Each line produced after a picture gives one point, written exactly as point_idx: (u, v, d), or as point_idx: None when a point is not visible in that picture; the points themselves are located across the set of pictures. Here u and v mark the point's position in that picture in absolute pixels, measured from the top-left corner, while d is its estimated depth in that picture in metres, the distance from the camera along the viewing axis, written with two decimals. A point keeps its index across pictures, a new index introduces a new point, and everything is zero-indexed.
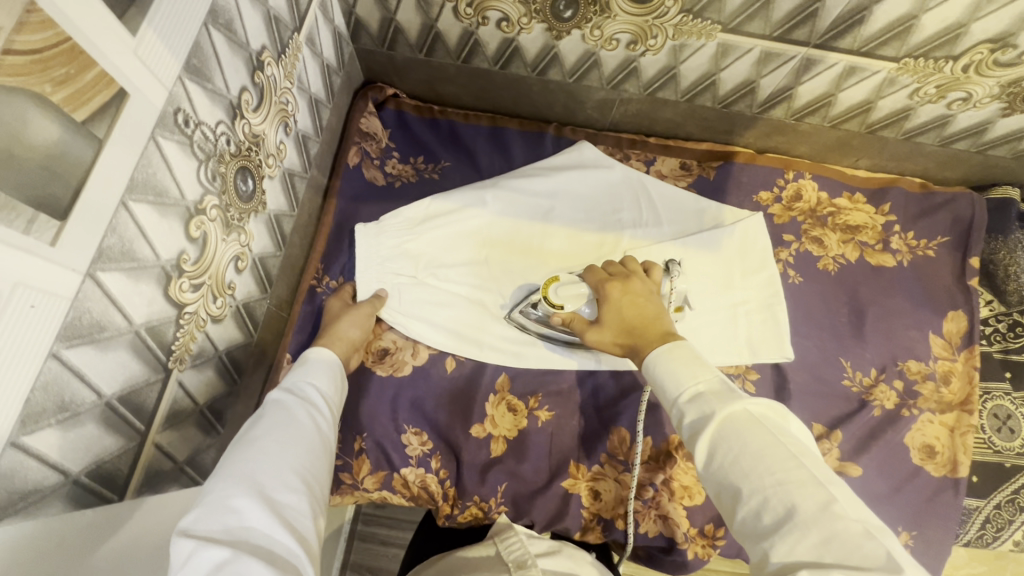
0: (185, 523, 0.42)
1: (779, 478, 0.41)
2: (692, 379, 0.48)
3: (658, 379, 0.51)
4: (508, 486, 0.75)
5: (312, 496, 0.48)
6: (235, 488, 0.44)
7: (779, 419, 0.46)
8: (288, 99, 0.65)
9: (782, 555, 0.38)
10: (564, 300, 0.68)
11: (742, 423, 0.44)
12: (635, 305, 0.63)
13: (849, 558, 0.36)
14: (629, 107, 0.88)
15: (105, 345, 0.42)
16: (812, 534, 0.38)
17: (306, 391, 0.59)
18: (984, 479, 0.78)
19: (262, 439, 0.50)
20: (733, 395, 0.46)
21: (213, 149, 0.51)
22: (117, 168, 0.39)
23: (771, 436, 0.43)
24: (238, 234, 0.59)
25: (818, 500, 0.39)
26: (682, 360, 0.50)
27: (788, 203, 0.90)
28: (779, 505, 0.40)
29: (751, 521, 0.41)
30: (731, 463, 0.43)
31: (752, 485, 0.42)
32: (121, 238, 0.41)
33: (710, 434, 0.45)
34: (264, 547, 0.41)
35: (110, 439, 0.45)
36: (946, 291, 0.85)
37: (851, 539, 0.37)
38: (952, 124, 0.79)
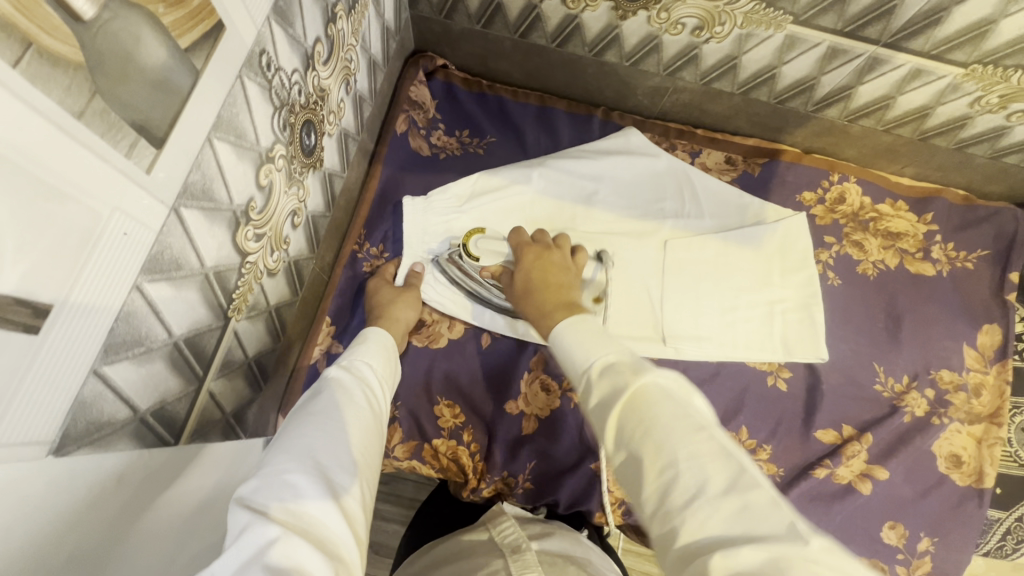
0: (241, 493, 0.40)
1: (689, 451, 0.37)
2: (602, 352, 0.47)
3: (566, 354, 0.50)
4: (536, 464, 0.75)
5: (364, 478, 0.47)
6: (292, 462, 0.43)
7: (686, 394, 0.42)
8: (352, 57, 0.64)
9: (689, 534, 0.34)
10: (483, 253, 0.76)
11: (653, 398, 0.41)
12: (545, 271, 0.68)
13: (757, 530, 0.33)
14: (681, 96, 0.87)
15: (179, 284, 0.41)
16: (724, 507, 0.34)
17: (364, 368, 0.59)
18: (1008, 491, 0.78)
19: (320, 414, 0.49)
20: (643, 368, 0.43)
21: (287, 98, 0.50)
22: (207, 101, 0.38)
23: (680, 407, 0.40)
24: (297, 188, 0.58)
25: (727, 474, 0.36)
26: (589, 336, 0.49)
27: (832, 205, 0.90)
28: (689, 482, 0.36)
29: (658, 501, 0.37)
30: (640, 436, 0.39)
31: (660, 458, 0.38)
32: (204, 176, 0.40)
33: (619, 410, 0.41)
34: (315, 529, 0.38)
35: (174, 381, 0.44)
36: (983, 305, 0.85)
37: (760, 510, 0.34)
38: (1008, 136, 0.79)
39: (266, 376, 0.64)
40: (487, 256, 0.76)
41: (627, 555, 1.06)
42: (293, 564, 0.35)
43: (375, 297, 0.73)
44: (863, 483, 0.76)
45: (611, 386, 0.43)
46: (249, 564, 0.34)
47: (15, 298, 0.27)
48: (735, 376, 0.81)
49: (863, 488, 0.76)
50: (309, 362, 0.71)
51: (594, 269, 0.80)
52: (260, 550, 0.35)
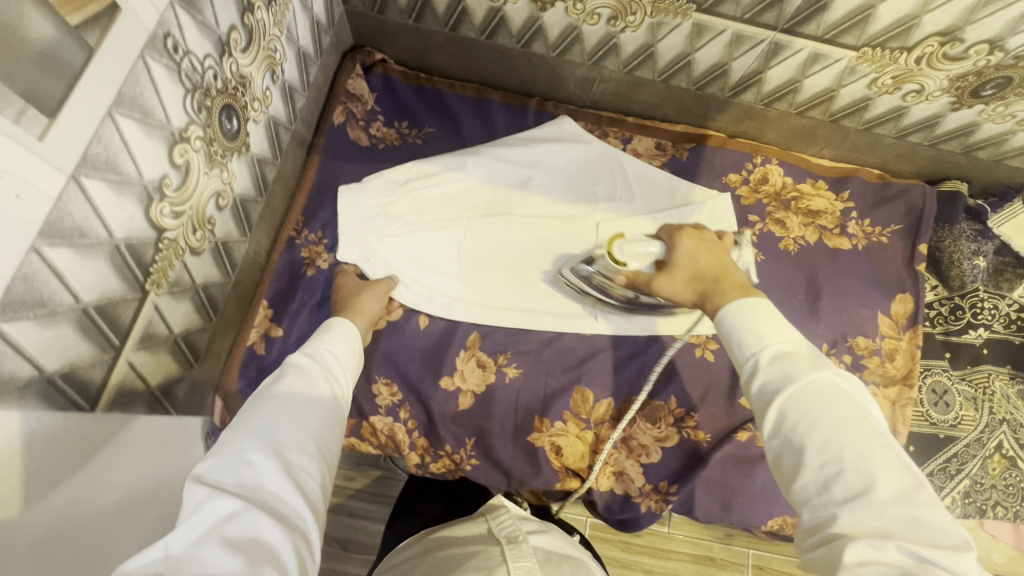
0: (199, 470, 0.43)
1: (861, 454, 0.43)
2: (775, 339, 0.51)
3: (731, 331, 0.55)
4: (475, 439, 0.79)
5: (324, 460, 0.49)
6: (250, 442, 0.46)
7: (865, 403, 0.48)
8: (276, 47, 0.67)
9: (846, 524, 0.40)
10: (628, 258, 0.71)
11: (828, 394, 0.46)
12: (712, 256, 0.69)
13: (927, 541, 0.38)
14: (608, 85, 0.92)
15: (84, 252, 0.43)
16: (892, 511, 0.40)
17: (325, 359, 0.60)
18: (920, 448, 0.82)
19: (282, 399, 0.51)
20: (821, 365, 0.48)
21: (200, 81, 0.53)
22: (107, 79, 0.41)
23: (858, 414, 0.45)
24: (220, 170, 0.60)
25: (900, 485, 0.41)
26: (762, 319, 0.53)
27: (755, 185, 0.95)
28: (855, 481, 0.42)
29: (815, 491, 0.43)
30: (808, 428, 0.45)
31: (827, 454, 0.43)
32: (106, 149, 0.43)
33: (786, 395, 0.47)
34: (273, 505, 0.42)
35: (84, 346, 0.46)
36: (896, 276, 0.90)
37: (934, 524, 0.39)
38: (908, 116, 0.85)
39: (198, 355, 0.66)
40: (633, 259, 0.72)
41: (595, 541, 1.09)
42: (250, 534, 0.39)
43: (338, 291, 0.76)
44: None
45: (782, 373, 0.48)
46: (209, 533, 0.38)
47: None
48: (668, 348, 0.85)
49: None
50: (245, 344, 0.74)
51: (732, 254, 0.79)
52: (221, 520, 0.39)
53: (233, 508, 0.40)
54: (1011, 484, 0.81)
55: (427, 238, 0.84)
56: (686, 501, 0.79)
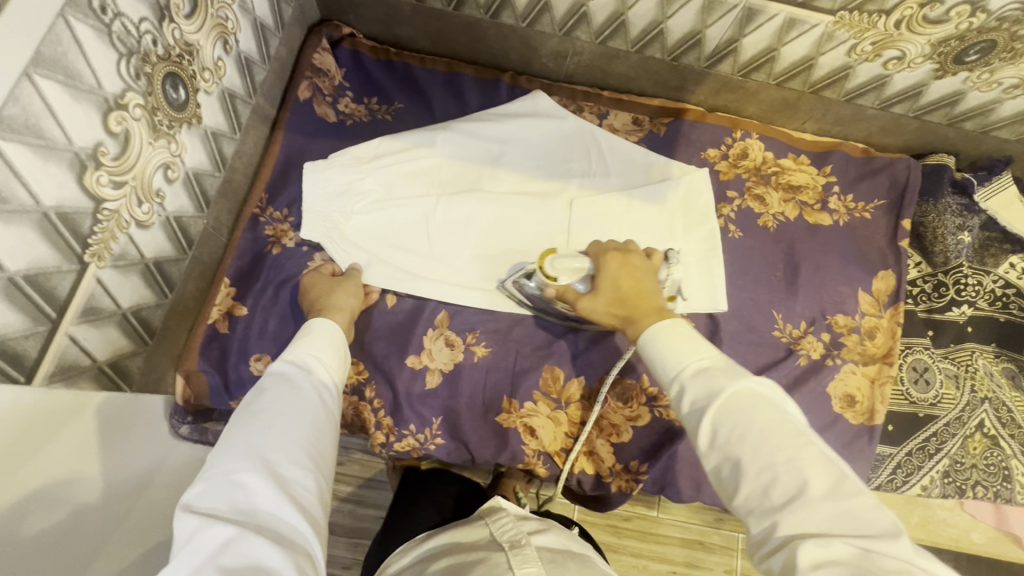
0: (190, 496, 0.44)
1: (790, 456, 0.43)
2: (698, 355, 0.52)
3: (657, 356, 0.54)
4: (443, 419, 0.77)
5: (319, 471, 0.50)
6: (240, 462, 0.47)
7: (780, 400, 0.49)
8: (227, 15, 0.65)
9: (788, 528, 0.41)
10: (560, 273, 0.71)
11: (750, 401, 0.47)
12: (631, 278, 0.69)
13: (861, 531, 0.39)
14: (582, 58, 0.89)
15: (8, 218, 0.42)
16: (823, 509, 0.40)
17: (310, 362, 0.59)
18: (899, 428, 0.80)
19: (268, 411, 0.52)
20: (738, 372, 0.49)
21: (137, 46, 0.51)
22: (19, 37, 0.40)
23: (777, 415, 0.46)
24: (168, 142, 0.59)
25: (827, 480, 0.42)
26: (678, 340, 0.54)
27: (734, 160, 0.92)
28: (790, 485, 0.42)
29: (757, 499, 0.43)
30: (739, 440, 0.45)
31: (760, 462, 0.44)
32: (25, 111, 0.42)
33: (715, 412, 0.47)
34: (269, 525, 0.44)
35: (15, 316, 0.45)
36: (878, 252, 0.88)
37: (863, 514, 0.40)
38: (890, 85, 0.82)
39: (153, 332, 0.65)
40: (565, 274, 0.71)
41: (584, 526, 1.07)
42: (249, 560, 0.40)
43: (308, 290, 0.74)
44: None
45: (706, 388, 0.49)
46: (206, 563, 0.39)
47: None
48: None
49: None
50: (207, 322, 0.73)
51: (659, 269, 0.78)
52: (217, 548, 0.41)
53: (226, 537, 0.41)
54: (992, 464, 0.80)
55: (392, 216, 0.82)
56: (657, 481, 0.78)
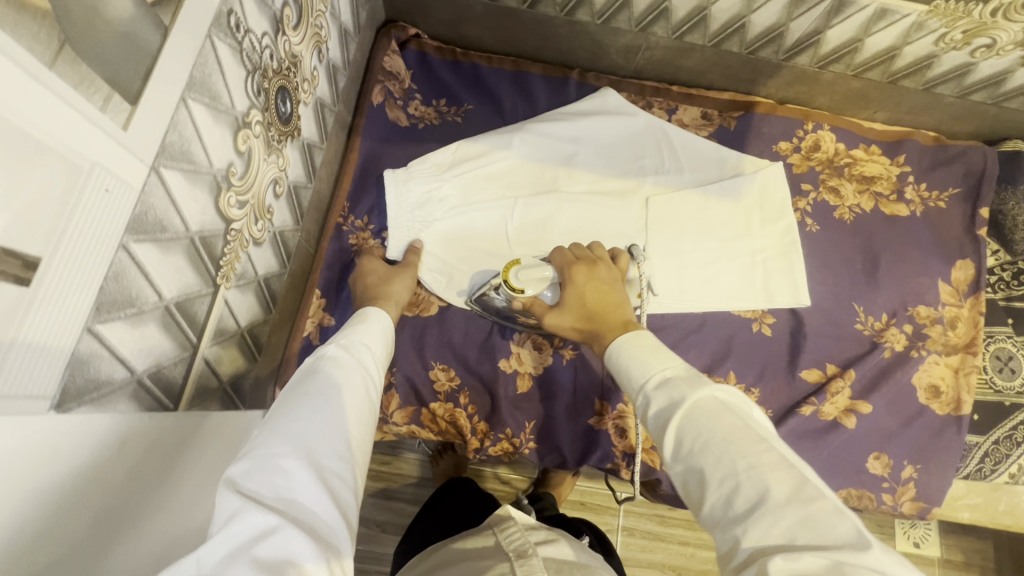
0: (230, 474, 0.39)
1: (751, 461, 0.40)
2: (658, 367, 0.50)
3: (624, 368, 0.54)
4: (536, 423, 0.77)
5: (356, 467, 0.46)
6: (283, 445, 0.41)
7: (743, 408, 0.46)
8: (322, 23, 0.63)
9: (753, 540, 0.37)
10: (525, 284, 0.69)
11: (711, 410, 0.44)
12: (598, 292, 0.66)
13: (822, 540, 0.35)
14: (654, 53, 0.88)
15: (166, 246, 0.41)
16: (786, 517, 0.37)
17: (361, 351, 0.57)
18: (985, 416, 0.81)
19: (316, 396, 0.48)
20: (700, 381, 0.47)
21: (259, 62, 0.50)
22: (178, 62, 0.39)
23: (738, 420, 0.43)
24: (277, 156, 0.58)
25: (790, 484, 0.39)
26: (646, 350, 0.53)
27: (807, 153, 0.92)
28: (751, 490, 0.39)
29: (721, 509, 0.40)
30: (701, 448, 0.43)
31: (722, 469, 0.41)
32: (181, 137, 0.41)
33: (677, 420, 0.45)
34: (306, 518, 0.38)
35: (168, 345, 0.45)
36: (955, 241, 0.88)
37: (827, 520, 0.36)
38: (973, 73, 0.81)
39: (261, 348, 0.64)
40: (531, 284, 0.69)
41: (629, 515, 1.08)
42: (287, 553, 0.34)
43: (367, 277, 0.74)
44: (848, 417, 0.79)
45: (669, 400, 0.47)
46: (241, 550, 0.33)
47: (3, 248, 0.28)
48: (720, 326, 0.84)
49: (848, 422, 0.79)
50: (301, 334, 0.72)
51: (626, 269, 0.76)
52: (254, 534, 0.34)
53: (269, 523, 0.35)
54: None
55: (472, 220, 0.81)
56: None
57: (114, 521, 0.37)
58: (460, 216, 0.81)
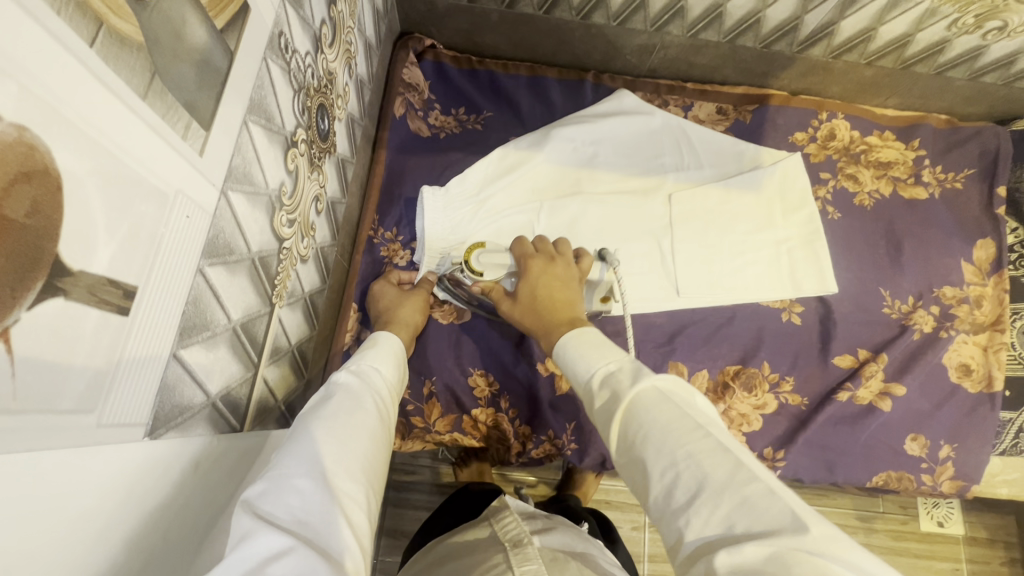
0: (247, 498, 0.37)
1: (688, 449, 0.39)
2: (602, 361, 0.50)
3: (569, 365, 0.53)
4: (577, 424, 0.77)
5: (370, 492, 0.44)
6: (297, 467, 0.40)
7: (686, 395, 0.44)
8: (351, 39, 0.64)
9: (697, 533, 0.36)
10: (485, 267, 0.72)
11: (651, 401, 0.43)
12: (549, 286, 0.67)
13: (761, 526, 0.34)
14: (668, 52, 0.90)
15: (233, 268, 0.42)
16: (723, 504, 0.36)
17: (370, 376, 0.56)
18: (1016, 392, 0.82)
19: (331, 419, 0.47)
20: (641, 373, 0.46)
21: (304, 81, 0.51)
22: (242, 85, 0.39)
23: (675, 409, 0.42)
24: (318, 173, 0.59)
25: (726, 469, 0.37)
26: (590, 346, 0.52)
27: (824, 142, 0.93)
28: (689, 479, 0.38)
29: (664, 502, 0.39)
30: (641, 441, 0.41)
31: (662, 460, 0.40)
32: (244, 159, 0.41)
33: (620, 415, 0.44)
34: (322, 541, 0.36)
35: (235, 366, 0.45)
36: (974, 221, 0.89)
37: (761, 501, 0.35)
38: (985, 56, 0.83)
39: (308, 364, 0.65)
40: (490, 270, 0.72)
41: None
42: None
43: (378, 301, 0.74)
44: (883, 401, 0.80)
45: (612, 394, 0.46)
46: (257, 570, 0.32)
47: (107, 279, 0.28)
48: (750, 318, 0.84)
49: (883, 405, 0.80)
50: (341, 348, 0.73)
51: (599, 269, 0.79)
52: (269, 557, 0.33)
53: (283, 544, 0.33)
54: None
55: (503, 232, 0.81)
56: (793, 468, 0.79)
57: (184, 546, 0.37)
58: (486, 229, 0.81)
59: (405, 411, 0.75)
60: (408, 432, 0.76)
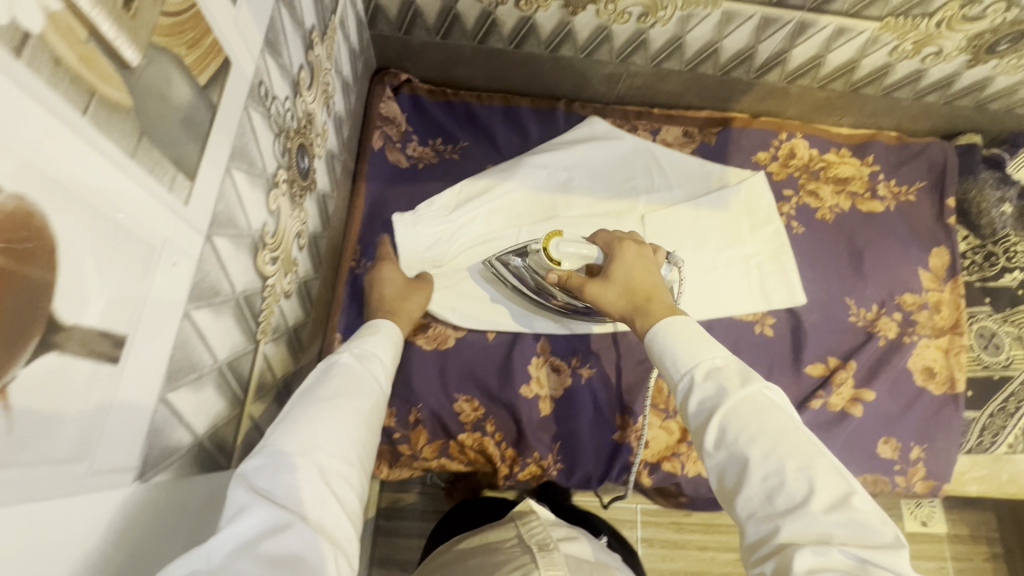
0: (242, 470, 0.41)
1: (800, 461, 0.43)
2: (711, 354, 0.51)
3: (666, 355, 0.53)
4: (562, 444, 0.79)
5: (362, 467, 0.47)
6: (291, 445, 0.43)
7: (790, 410, 0.48)
8: (329, 80, 0.66)
9: (786, 534, 0.40)
10: (564, 257, 0.72)
11: (765, 408, 0.46)
12: (646, 272, 0.68)
13: (861, 541, 0.39)
14: (635, 80, 0.94)
15: (218, 309, 0.43)
16: (827, 515, 0.40)
17: (369, 359, 0.57)
18: (977, 391, 0.87)
19: (326, 399, 0.48)
20: (752, 378, 0.48)
21: (284, 124, 0.53)
22: (224, 137, 0.41)
23: (789, 422, 0.45)
24: (300, 211, 0.60)
25: (833, 486, 0.42)
26: (691, 337, 0.53)
27: (785, 160, 0.97)
28: (795, 488, 0.42)
29: (759, 501, 0.43)
30: (750, 443, 0.45)
31: (767, 465, 0.43)
32: (227, 204, 0.43)
33: (727, 412, 0.46)
34: (314, 518, 0.40)
35: (221, 405, 0.46)
36: (928, 231, 0.94)
37: (864, 522, 0.40)
38: (925, 78, 0.89)
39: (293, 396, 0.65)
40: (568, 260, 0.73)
41: (648, 526, 1.08)
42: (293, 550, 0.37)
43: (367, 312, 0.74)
44: (854, 406, 0.83)
45: (720, 391, 0.48)
46: (252, 544, 0.36)
47: (100, 330, 0.29)
48: (726, 331, 0.87)
49: (855, 411, 0.83)
50: None
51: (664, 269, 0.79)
52: (267, 531, 0.37)
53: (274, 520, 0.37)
54: None
55: (478, 256, 0.85)
56: None
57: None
58: (459, 250, 0.85)
59: (392, 439, 0.76)
60: (396, 460, 0.77)
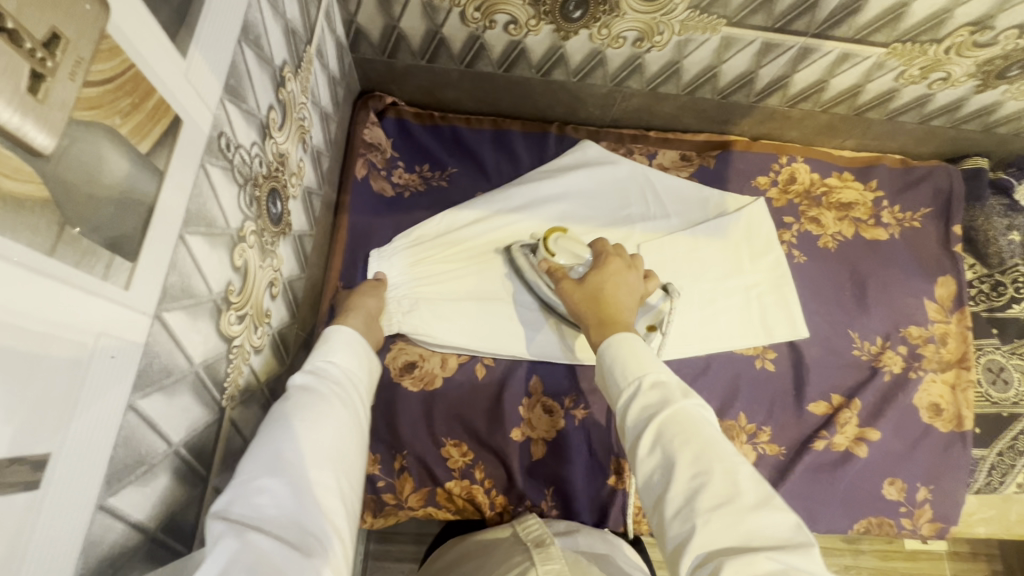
0: (216, 506, 0.39)
1: (726, 465, 0.43)
2: (653, 368, 0.51)
3: (610, 365, 0.53)
4: (555, 489, 0.74)
5: (343, 473, 0.45)
6: (263, 469, 0.41)
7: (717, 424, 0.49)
8: (304, 115, 0.62)
9: (705, 536, 0.40)
10: (560, 251, 0.71)
11: (696, 419, 0.46)
12: (614, 285, 0.65)
13: (771, 538, 0.40)
14: (630, 102, 0.90)
15: (172, 390, 0.39)
16: (746, 518, 0.40)
17: (331, 371, 0.52)
18: (984, 429, 0.84)
19: (293, 417, 0.45)
20: (691, 394, 0.48)
21: (250, 173, 0.49)
22: (174, 204, 0.37)
23: (715, 432, 0.46)
24: (272, 259, 0.56)
25: (757, 492, 0.42)
26: (636, 353, 0.53)
27: (785, 185, 0.94)
28: (718, 490, 0.42)
29: (682, 504, 0.42)
30: (679, 447, 0.44)
31: (695, 467, 0.43)
32: (180, 275, 0.38)
33: (659, 421, 0.46)
34: (299, 531, 0.39)
35: (178, 490, 0.42)
36: (934, 259, 0.91)
37: (779, 525, 0.40)
38: (931, 102, 0.86)
39: None
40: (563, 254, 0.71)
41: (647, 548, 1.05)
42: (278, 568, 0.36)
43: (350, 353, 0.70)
44: (859, 446, 0.80)
45: (659, 401, 0.48)
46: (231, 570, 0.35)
47: (9, 459, 0.25)
48: (725, 366, 0.83)
49: (859, 451, 0.80)
50: None
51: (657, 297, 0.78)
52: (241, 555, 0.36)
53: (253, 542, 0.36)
54: None
55: (466, 288, 0.81)
56: None
57: None
58: (448, 278, 0.80)
59: (375, 487, 0.72)
60: (380, 509, 0.73)
